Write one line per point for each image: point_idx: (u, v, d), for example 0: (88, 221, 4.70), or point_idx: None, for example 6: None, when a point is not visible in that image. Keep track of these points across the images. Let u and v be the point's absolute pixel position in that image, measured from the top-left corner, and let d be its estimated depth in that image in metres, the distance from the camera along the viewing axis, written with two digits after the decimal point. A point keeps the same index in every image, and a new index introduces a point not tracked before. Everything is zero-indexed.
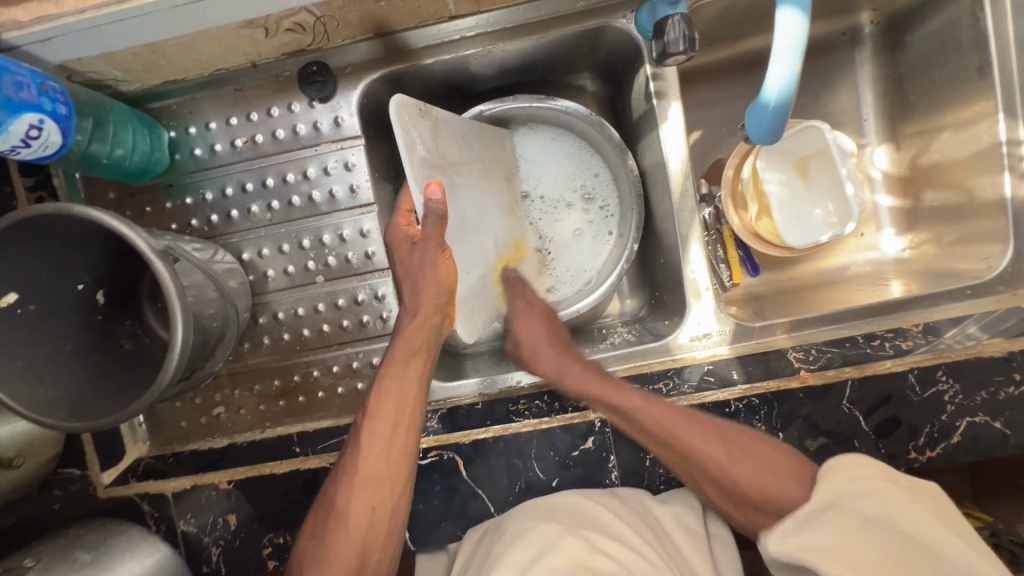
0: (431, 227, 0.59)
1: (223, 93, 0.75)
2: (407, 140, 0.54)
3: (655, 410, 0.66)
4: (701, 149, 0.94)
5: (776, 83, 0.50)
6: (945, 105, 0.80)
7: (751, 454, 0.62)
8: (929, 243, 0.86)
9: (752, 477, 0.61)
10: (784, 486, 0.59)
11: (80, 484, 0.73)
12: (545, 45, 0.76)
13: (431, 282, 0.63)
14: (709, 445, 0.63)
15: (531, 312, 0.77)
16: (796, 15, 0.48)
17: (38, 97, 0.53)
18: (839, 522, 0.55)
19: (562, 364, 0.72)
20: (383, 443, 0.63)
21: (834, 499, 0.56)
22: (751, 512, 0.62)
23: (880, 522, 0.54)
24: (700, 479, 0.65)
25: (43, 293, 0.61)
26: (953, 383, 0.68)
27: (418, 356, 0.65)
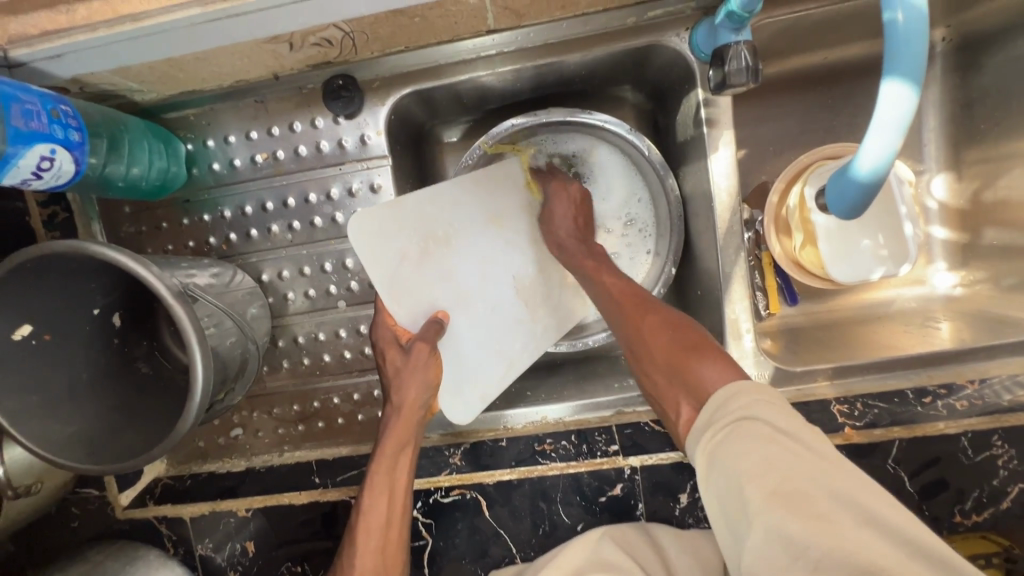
0: (423, 333, 0.67)
1: (243, 105, 0.70)
2: (373, 249, 0.67)
3: (653, 305, 0.62)
4: (746, 170, 0.88)
5: (870, 161, 0.47)
6: (1020, 136, 0.74)
7: (678, 354, 0.55)
8: (985, 283, 0.81)
9: (693, 363, 0.53)
10: (706, 369, 0.51)
11: (98, 504, 0.73)
12: (587, 63, 0.70)
13: (417, 384, 0.66)
14: (669, 382, 0.55)
15: (563, 194, 0.74)
16: (902, 88, 0.44)
17: (49, 125, 0.49)
18: (741, 438, 0.44)
19: (598, 269, 0.68)
20: (376, 539, 0.60)
21: (739, 418, 0.46)
22: (677, 397, 0.53)
23: (791, 448, 0.43)
24: (663, 387, 0.55)
25: (57, 322, 0.59)
26: (1009, 449, 0.65)
27: (406, 449, 0.64)
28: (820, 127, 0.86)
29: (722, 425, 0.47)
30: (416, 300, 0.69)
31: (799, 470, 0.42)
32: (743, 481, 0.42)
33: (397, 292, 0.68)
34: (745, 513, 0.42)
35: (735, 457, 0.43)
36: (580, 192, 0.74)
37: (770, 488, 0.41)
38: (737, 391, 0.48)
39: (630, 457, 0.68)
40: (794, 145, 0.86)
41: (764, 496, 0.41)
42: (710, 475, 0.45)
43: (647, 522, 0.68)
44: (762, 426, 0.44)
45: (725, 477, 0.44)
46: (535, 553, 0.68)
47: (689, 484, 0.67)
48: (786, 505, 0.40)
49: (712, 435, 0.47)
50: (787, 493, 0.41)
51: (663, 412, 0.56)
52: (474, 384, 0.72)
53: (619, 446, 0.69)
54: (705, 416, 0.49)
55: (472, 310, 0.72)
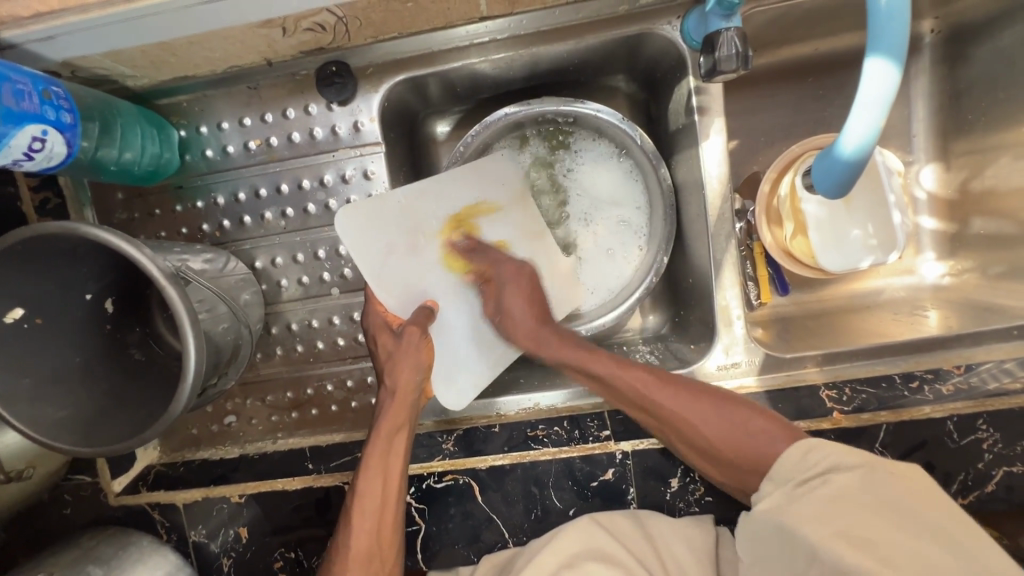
0: (415, 319, 0.68)
1: (236, 91, 0.70)
2: (358, 244, 0.68)
3: (659, 391, 0.62)
4: (737, 160, 0.88)
5: (854, 138, 0.48)
6: (1006, 127, 0.75)
7: (741, 431, 0.58)
8: (973, 272, 0.82)
9: (758, 451, 0.57)
10: (770, 444, 0.57)
11: (90, 490, 0.73)
12: (579, 50, 0.71)
13: (410, 366, 0.66)
14: (721, 424, 0.59)
15: (518, 282, 0.71)
16: (886, 65, 0.45)
17: (40, 106, 0.49)
18: (818, 491, 0.52)
19: (592, 360, 0.67)
20: (371, 520, 0.61)
21: (820, 472, 0.53)
22: (745, 478, 0.58)
23: (862, 501, 0.50)
24: (720, 468, 0.60)
25: (49, 306, 0.58)
26: (994, 432, 0.66)
27: (401, 432, 0.64)
28: (811, 118, 0.86)
29: (792, 482, 0.54)
30: (406, 290, 0.70)
31: (867, 520, 0.49)
32: (807, 520, 0.50)
33: (386, 282, 0.69)
34: (806, 550, 0.49)
35: (803, 503, 0.52)
36: (529, 275, 0.72)
37: (836, 529, 0.49)
38: (810, 449, 0.54)
39: (621, 442, 0.69)
40: (785, 136, 0.87)
41: (825, 534, 0.49)
42: (768, 516, 0.53)
43: (638, 507, 0.68)
44: (839, 478, 0.52)
45: (793, 519, 0.51)
46: (527, 537, 0.69)
47: (679, 469, 0.68)
48: (848, 544, 0.48)
49: (779, 491, 0.54)
50: (854, 539, 0.48)
51: (736, 490, 0.61)
52: (467, 371, 0.72)
53: (610, 431, 0.69)
54: (776, 479, 0.55)
55: (462, 299, 0.73)
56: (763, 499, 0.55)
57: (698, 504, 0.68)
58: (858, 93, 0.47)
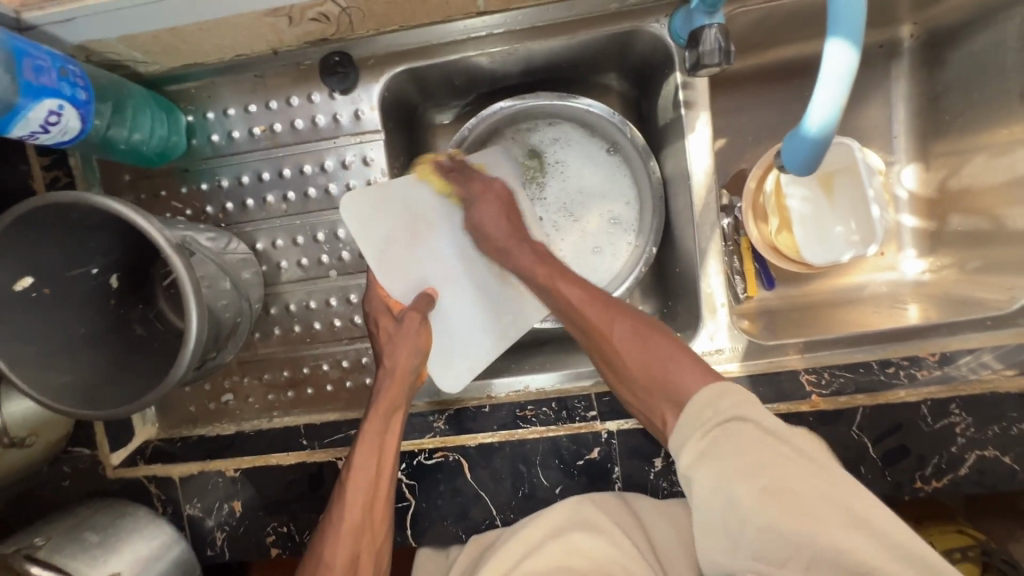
0: (416, 304, 0.71)
1: (242, 79, 0.74)
2: (362, 227, 0.70)
3: (594, 309, 0.64)
4: (725, 158, 0.91)
5: (817, 116, 0.50)
6: (981, 127, 0.78)
7: (651, 344, 0.60)
8: (951, 267, 0.85)
9: (671, 375, 0.57)
10: (685, 375, 0.57)
11: (89, 463, 0.75)
12: (572, 46, 0.74)
13: (408, 349, 0.68)
14: (641, 356, 0.60)
15: (486, 196, 0.73)
16: (843, 48, 0.48)
17: (58, 82, 0.52)
18: (735, 440, 0.51)
19: (553, 277, 0.69)
20: (363, 495, 0.63)
21: (723, 420, 0.53)
22: (653, 402, 0.59)
23: (778, 450, 0.50)
24: (641, 398, 0.60)
25: (58, 277, 0.61)
26: (966, 416, 0.68)
27: (398, 412, 0.67)
28: (796, 118, 0.89)
29: (708, 425, 0.54)
30: (406, 274, 0.73)
31: (790, 472, 0.49)
32: (734, 481, 0.50)
33: (388, 267, 0.71)
34: (737, 508, 0.49)
35: (723, 459, 0.51)
36: (502, 189, 0.74)
37: (763, 486, 0.49)
38: (721, 393, 0.54)
39: (607, 423, 0.71)
40: (771, 135, 0.90)
41: (756, 492, 0.49)
42: (695, 471, 0.52)
43: (623, 486, 0.70)
44: (751, 426, 0.52)
45: (721, 477, 0.50)
46: (513, 514, 0.71)
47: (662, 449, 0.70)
48: (776, 501, 0.48)
49: (698, 436, 0.54)
50: (777, 492, 0.49)
51: (641, 417, 0.62)
52: (466, 356, 0.75)
53: (597, 411, 0.71)
54: (691, 419, 0.54)
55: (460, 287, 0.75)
56: (682, 442, 0.55)
57: (680, 484, 0.69)
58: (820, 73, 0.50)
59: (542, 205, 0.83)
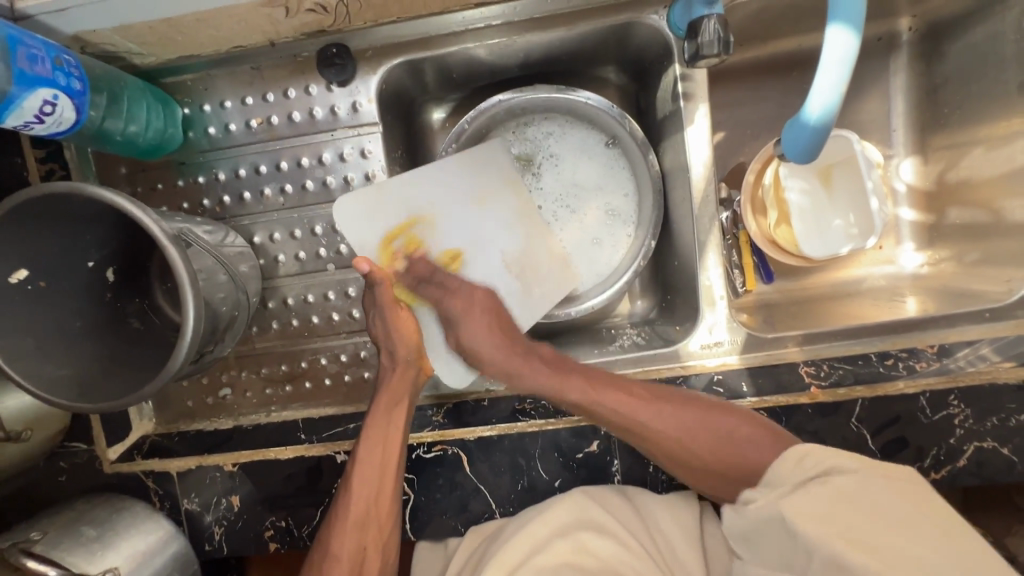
0: (401, 299, 0.70)
1: (239, 71, 0.73)
2: (352, 228, 0.72)
3: (640, 408, 0.63)
4: (723, 151, 0.91)
5: (820, 100, 0.50)
6: (978, 120, 0.79)
7: (713, 433, 0.62)
8: (949, 260, 0.85)
9: (742, 450, 0.60)
10: (756, 450, 0.60)
11: (86, 458, 0.74)
12: (571, 38, 0.74)
13: (405, 344, 0.69)
14: (682, 420, 0.63)
15: (471, 310, 0.70)
16: (844, 32, 0.48)
17: (52, 72, 0.52)
18: (849, 492, 0.51)
19: (590, 396, 0.64)
20: (369, 488, 0.63)
21: (818, 475, 0.54)
22: (726, 488, 0.62)
23: (875, 498, 0.50)
24: (703, 479, 0.64)
25: (53, 270, 0.61)
26: (965, 408, 0.68)
27: (401, 405, 0.67)
28: (795, 111, 0.89)
29: (785, 488, 0.55)
30: (396, 269, 0.73)
31: (863, 523, 0.49)
32: (808, 521, 0.50)
33: (378, 266, 0.72)
34: (802, 544, 0.50)
35: (817, 506, 0.51)
36: (488, 298, 0.71)
37: (838, 529, 0.49)
38: (803, 457, 0.56)
39: None
40: (770, 129, 0.90)
41: (833, 537, 0.49)
42: (771, 513, 0.54)
43: (622, 479, 0.70)
44: (839, 480, 0.52)
45: (796, 518, 0.51)
46: (514, 508, 0.71)
47: None
48: (846, 541, 0.48)
49: (784, 496, 0.53)
50: (854, 538, 0.48)
51: (702, 489, 0.65)
52: None
53: None
54: (770, 486, 0.56)
55: (455, 285, 0.75)
56: (762, 494, 0.56)
57: (680, 476, 0.70)
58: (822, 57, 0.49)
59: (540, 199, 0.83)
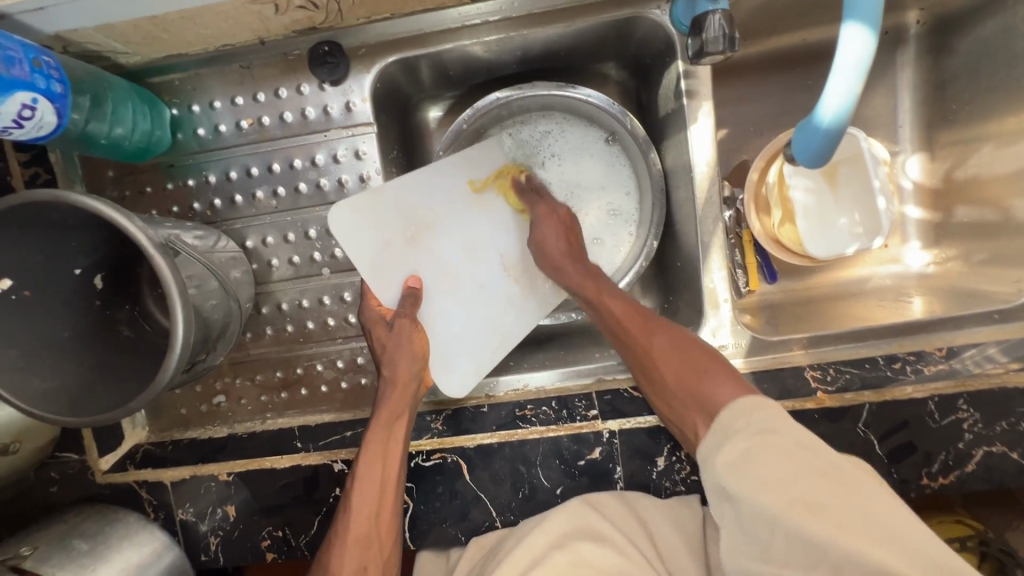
0: (405, 308, 0.69)
1: (229, 70, 0.71)
2: (351, 234, 0.69)
3: (630, 324, 0.65)
4: (726, 149, 0.89)
5: (832, 105, 0.48)
6: (988, 116, 0.77)
7: (681, 351, 0.61)
8: (956, 260, 0.83)
9: (703, 381, 0.57)
10: (721, 388, 0.56)
11: (77, 468, 0.73)
12: (571, 34, 0.72)
13: (406, 355, 0.67)
14: (665, 344, 0.62)
15: (553, 218, 0.74)
16: (861, 33, 0.46)
17: (31, 74, 0.50)
18: (768, 451, 0.49)
19: (599, 295, 0.69)
20: (371, 504, 0.62)
21: (761, 430, 0.51)
22: (688, 413, 0.58)
23: (810, 462, 0.48)
24: (674, 405, 0.60)
25: (38, 279, 0.59)
26: (973, 412, 0.67)
27: (401, 419, 0.65)
28: (799, 108, 0.87)
29: (745, 435, 0.51)
30: (396, 276, 0.71)
31: (817, 485, 0.46)
32: (761, 489, 0.47)
33: (379, 274, 0.70)
34: (765, 521, 0.46)
35: (761, 469, 0.48)
36: (567, 215, 0.75)
37: (790, 496, 0.46)
38: (755, 407, 0.53)
39: (609, 421, 0.69)
40: (774, 126, 0.88)
41: (784, 503, 0.46)
42: (723, 480, 0.50)
43: (624, 486, 0.69)
44: (782, 439, 0.49)
45: (754, 484, 0.48)
46: (515, 516, 0.69)
47: (665, 447, 0.68)
48: (805, 512, 0.45)
49: (731, 448, 0.51)
50: (808, 504, 0.45)
51: (669, 423, 0.62)
52: (469, 358, 0.74)
53: (598, 411, 0.70)
54: (722, 427, 0.53)
55: (455, 289, 0.73)
56: (716, 453, 0.52)
57: (684, 483, 0.68)
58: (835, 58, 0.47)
59: None
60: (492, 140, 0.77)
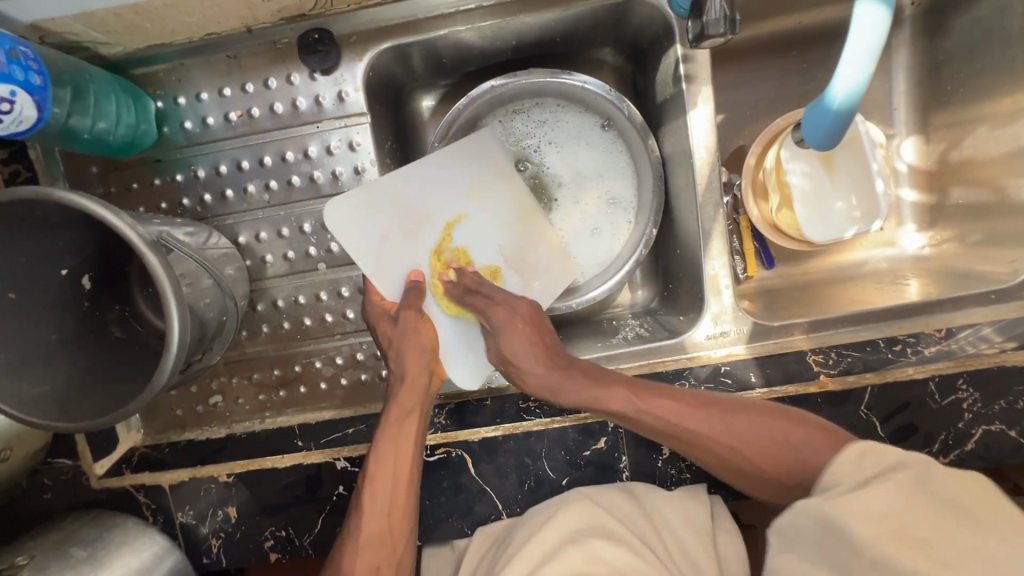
0: (408, 300, 0.67)
1: (214, 60, 0.68)
2: (347, 233, 0.68)
3: (693, 420, 0.59)
4: (723, 134, 0.88)
5: (844, 85, 0.49)
6: (983, 97, 0.77)
7: (761, 425, 0.58)
8: (952, 241, 0.84)
9: (787, 455, 0.56)
10: (818, 454, 0.55)
11: (71, 474, 0.71)
12: (567, 18, 0.71)
13: (414, 348, 0.65)
14: (745, 429, 0.58)
15: (514, 322, 0.64)
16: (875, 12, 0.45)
17: (8, 65, 0.47)
18: (872, 492, 0.46)
19: (633, 402, 0.61)
20: (383, 502, 0.61)
21: (868, 478, 0.48)
22: (791, 489, 0.56)
23: (924, 502, 0.45)
24: (752, 478, 0.59)
25: (24, 280, 0.57)
26: (973, 391, 0.68)
27: (412, 416, 0.63)
28: (795, 92, 0.87)
29: (852, 485, 0.48)
30: (395, 271, 0.69)
31: (933, 522, 0.44)
32: (855, 516, 0.46)
33: (378, 269, 0.69)
34: (852, 545, 0.45)
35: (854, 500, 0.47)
36: (528, 308, 0.65)
37: (889, 529, 0.44)
38: (865, 451, 0.50)
39: None
40: (770, 110, 0.87)
41: (877, 532, 0.44)
42: (812, 505, 0.48)
43: (629, 475, 0.69)
44: (897, 480, 0.47)
45: (841, 512, 0.46)
46: (521, 508, 0.69)
47: None
48: (906, 546, 0.43)
49: (823, 499, 0.48)
50: (912, 539, 0.43)
51: (732, 479, 0.61)
52: (477, 349, 0.71)
53: None
54: (841, 472, 0.50)
55: (456, 281, 0.72)
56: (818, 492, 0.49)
57: (689, 470, 0.69)
58: (847, 39, 0.47)
59: (539, 191, 0.81)
60: (487, 129, 0.75)
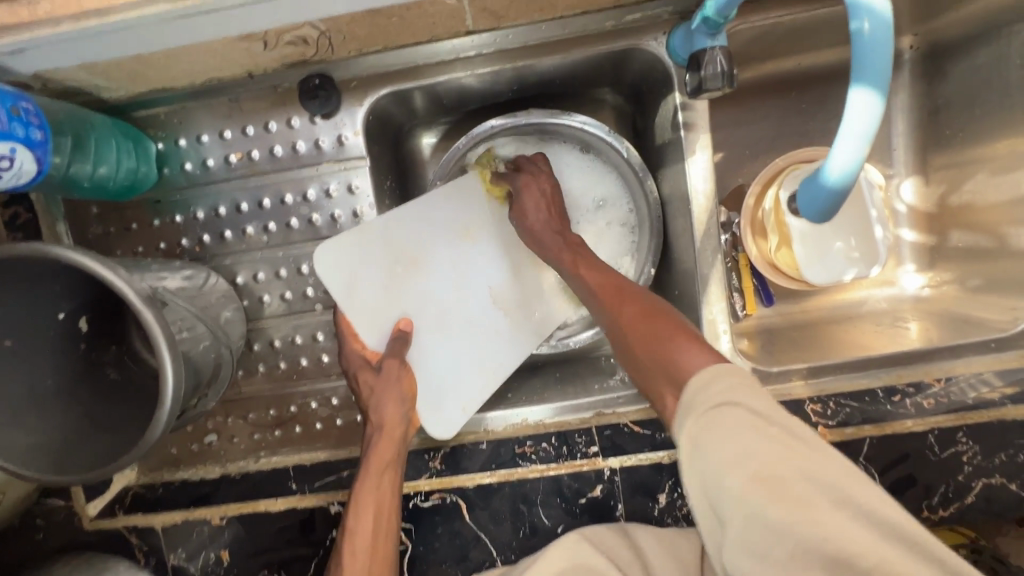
0: (391, 350, 0.68)
1: (216, 104, 0.69)
2: (335, 278, 0.68)
3: None
4: (722, 173, 0.89)
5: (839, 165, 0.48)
6: (982, 143, 0.77)
7: None
8: (952, 284, 0.83)
9: None
10: None
11: (64, 515, 0.71)
12: (566, 65, 0.71)
13: (393, 397, 0.66)
14: None
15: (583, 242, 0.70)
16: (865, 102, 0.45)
17: (9, 123, 0.48)
18: None
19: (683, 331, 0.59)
20: (363, 556, 0.60)
21: None
22: None
23: None
24: None
25: (21, 328, 0.57)
26: (973, 445, 0.68)
27: (390, 467, 0.64)
28: (794, 132, 0.87)
29: None
30: (381, 317, 0.70)
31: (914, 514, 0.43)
32: None
33: (361, 317, 0.69)
34: None
35: None
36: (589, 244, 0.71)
37: None
38: None
39: (610, 459, 0.68)
40: (769, 149, 0.88)
41: None
42: None
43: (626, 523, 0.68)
44: None
45: None
46: (515, 556, 0.68)
47: (667, 484, 0.68)
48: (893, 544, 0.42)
49: None
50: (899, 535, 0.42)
51: None
52: (467, 392, 0.72)
53: (598, 447, 0.69)
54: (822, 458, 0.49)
55: (445, 324, 0.72)
56: None
57: (686, 520, 0.67)
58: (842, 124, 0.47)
59: None
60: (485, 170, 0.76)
